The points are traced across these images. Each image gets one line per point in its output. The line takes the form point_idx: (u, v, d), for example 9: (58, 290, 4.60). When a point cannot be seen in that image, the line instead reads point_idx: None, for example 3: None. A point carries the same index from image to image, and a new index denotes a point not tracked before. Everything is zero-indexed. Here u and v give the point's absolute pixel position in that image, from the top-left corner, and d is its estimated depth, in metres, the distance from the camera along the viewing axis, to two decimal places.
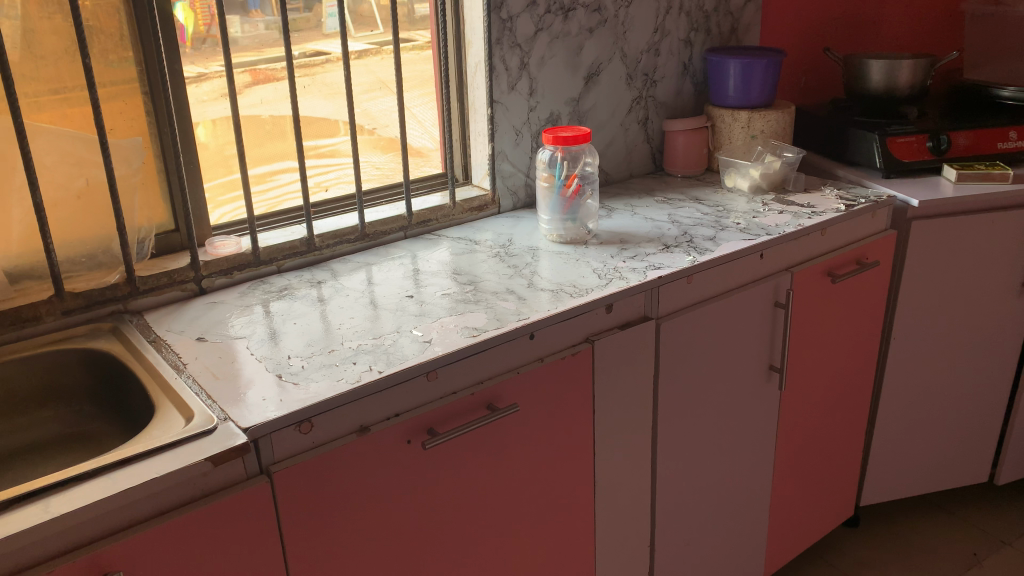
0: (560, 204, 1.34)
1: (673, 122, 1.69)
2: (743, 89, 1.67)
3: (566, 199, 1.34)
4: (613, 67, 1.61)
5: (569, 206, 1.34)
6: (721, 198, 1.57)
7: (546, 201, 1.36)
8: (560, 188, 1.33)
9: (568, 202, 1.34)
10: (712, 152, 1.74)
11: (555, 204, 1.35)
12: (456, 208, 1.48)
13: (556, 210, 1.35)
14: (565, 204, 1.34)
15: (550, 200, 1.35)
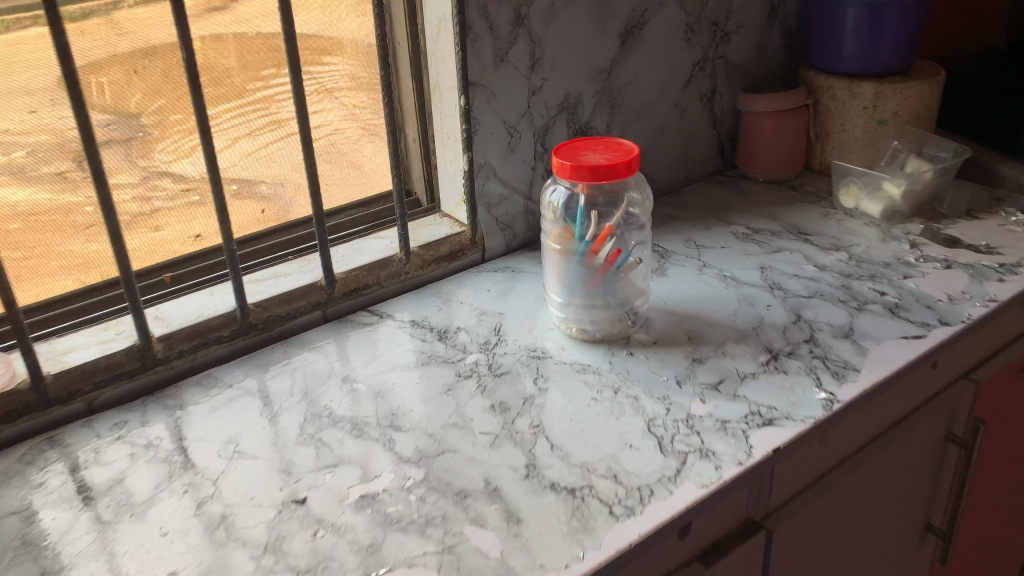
0: (582, 279, 0.76)
1: (754, 98, 1.09)
2: (869, 47, 1.05)
3: (593, 272, 0.76)
4: (666, 13, 1.00)
5: (597, 284, 0.76)
6: (840, 231, 0.98)
7: (558, 274, 0.78)
8: (584, 253, 0.75)
9: (597, 277, 0.76)
10: (812, 143, 1.14)
11: (572, 281, 0.77)
12: (410, 263, 0.90)
13: (576, 290, 0.77)
14: (590, 281, 0.76)
15: (565, 273, 0.77)
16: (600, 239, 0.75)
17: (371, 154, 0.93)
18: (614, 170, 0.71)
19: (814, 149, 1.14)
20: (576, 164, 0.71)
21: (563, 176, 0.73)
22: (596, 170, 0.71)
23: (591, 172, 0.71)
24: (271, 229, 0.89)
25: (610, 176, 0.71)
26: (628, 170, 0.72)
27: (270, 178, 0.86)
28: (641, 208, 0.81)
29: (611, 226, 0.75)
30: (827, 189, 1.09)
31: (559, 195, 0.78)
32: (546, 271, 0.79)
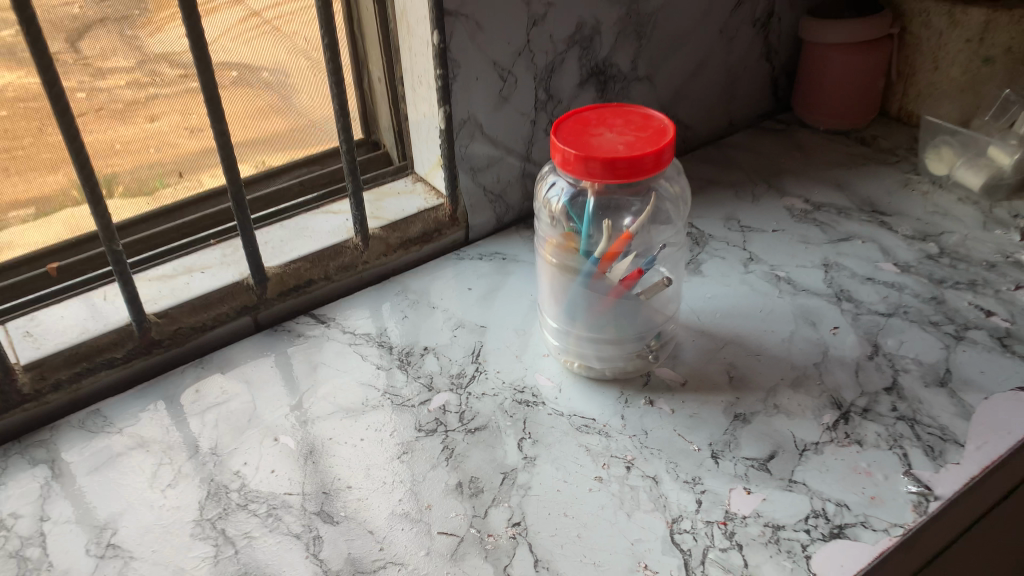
0: (588, 305, 0.56)
1: (823, 26, 0.84)
2: None
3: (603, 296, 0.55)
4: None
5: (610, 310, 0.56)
6: (926, 211, 0.76)
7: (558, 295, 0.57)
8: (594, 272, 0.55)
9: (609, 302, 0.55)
10: (892, 82, 0.89)
11: (577, 307, 0.56)
12: (370, 250, 0.70)
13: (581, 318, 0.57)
14: (599, 308, 0.56)
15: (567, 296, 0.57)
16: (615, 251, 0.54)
17: (320, 103, 0.71)
18: (642, 164, 0.50)
19: (893, 90, 0.90)
20: (586, 156, 0.50)
21: (567, 170, 0.51)
22: (617, 164, 0.49)
23: (608, 167, 0.50)
24: (191, 200, 0.69)
25: (635, 172, 0.50)
26: (660, 162, 0.51)
27: (179, 134, 0.65)
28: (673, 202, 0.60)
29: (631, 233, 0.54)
30: (908, 146, 0.86)
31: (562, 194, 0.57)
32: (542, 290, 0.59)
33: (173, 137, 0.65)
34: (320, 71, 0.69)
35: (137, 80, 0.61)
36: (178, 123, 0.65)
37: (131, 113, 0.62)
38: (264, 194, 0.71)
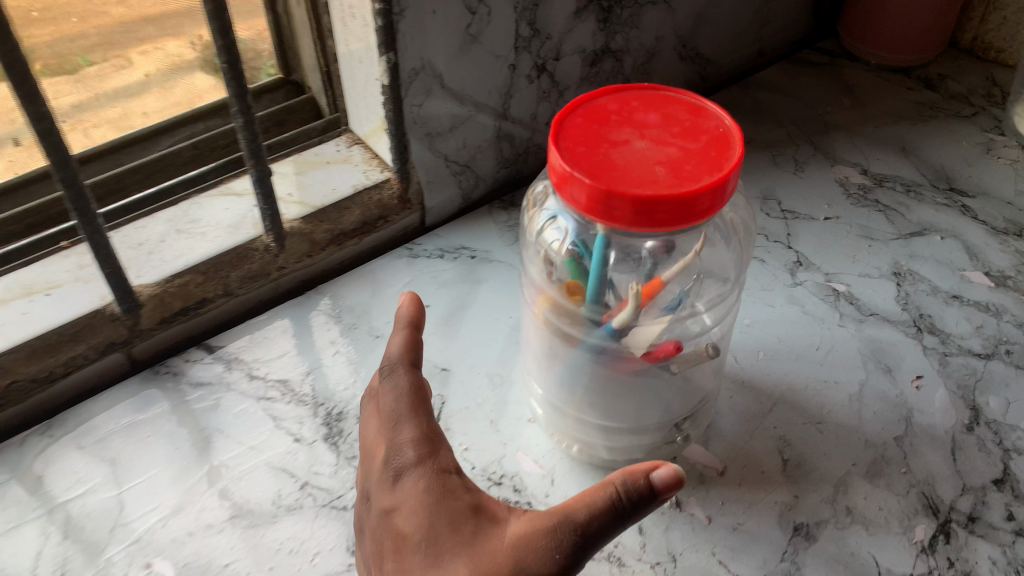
0: (596, 379, 0.39)
1: None
2: None
3: (620, 365, 0.38)
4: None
5: (628, 384, 0.39)
6: (1019, 191, 0.59)
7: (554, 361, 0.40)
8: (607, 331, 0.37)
9: (629, 373, 0.38)
10: (970, 5, 0.70)
11: (580, 379, 0.39)
12: (286, 252, 0.51)
13: (584, 393, 0.40)
14: (613, 380, 0.39)
15: (568, 366, 0.39)
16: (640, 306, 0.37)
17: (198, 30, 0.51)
18: (694, 208, 0.32)
19: (970, 15, 0.70)
20: (609, 191, 0.32)
21: (575, 206, 0.33)
22: (656, 209, 0.32)
23: (641, 212, 0.32)
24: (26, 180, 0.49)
25: (681, 220, 0.32)
26: (719, 202, 0.33)
27: None
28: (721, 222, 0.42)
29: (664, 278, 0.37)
30: (985, 92, 0.68)
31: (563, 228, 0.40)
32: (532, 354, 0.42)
33: None
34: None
35: None
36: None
37: None
38: (138, 164, 0.52)
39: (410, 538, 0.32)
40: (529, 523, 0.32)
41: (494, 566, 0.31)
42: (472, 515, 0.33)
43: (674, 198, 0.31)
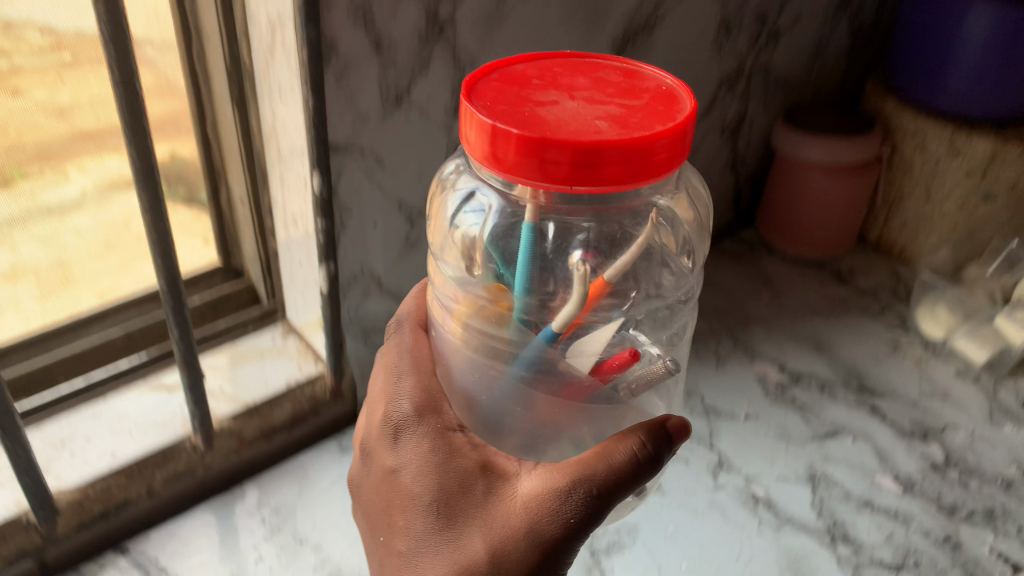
0: (528, 406, 0.39)
1: (805, 144, 0.70)
2: (992, 78, 0.66)
3: (555, 396, 0.39)
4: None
5: (558, 413, 0.39)
6: (922, 393, 0.63)
7: (476, 402, 0.41)
8: (542, 341, 0.38)
9: (563, 403, 0.39)
10: (875, 205, 0.76)
11: (505, 395, 0.40)
12: (212, 452, 0.51)
13: (512, 421, 0.41)
14: (538, 416, 0.40)
15: (493, 392, 0.40)
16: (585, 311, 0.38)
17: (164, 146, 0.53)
18: (648, 155, 0.32)
19: (875, 214, 0.77)
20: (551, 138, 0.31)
21: (506, 171, 0.32)
22: (604, 160, 0.31)
23: (586, 160, 0.31)
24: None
25: (634, 173, 0.32)
26: (675, 148, 0.33)
27: None
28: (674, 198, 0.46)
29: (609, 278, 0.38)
30: (890, 286, 0.73)
31: (478, 204, 0.43)
32: (449, 398, 0.43)
33: None
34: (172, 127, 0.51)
35: None
36: None
37: None
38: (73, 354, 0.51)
39: (419, 499, 0.38)
40: (541, 478, 0.36)
41: (510, 529, 0.36)
42: (483, 471, 0.37)
43: (626, 143, 0.31)
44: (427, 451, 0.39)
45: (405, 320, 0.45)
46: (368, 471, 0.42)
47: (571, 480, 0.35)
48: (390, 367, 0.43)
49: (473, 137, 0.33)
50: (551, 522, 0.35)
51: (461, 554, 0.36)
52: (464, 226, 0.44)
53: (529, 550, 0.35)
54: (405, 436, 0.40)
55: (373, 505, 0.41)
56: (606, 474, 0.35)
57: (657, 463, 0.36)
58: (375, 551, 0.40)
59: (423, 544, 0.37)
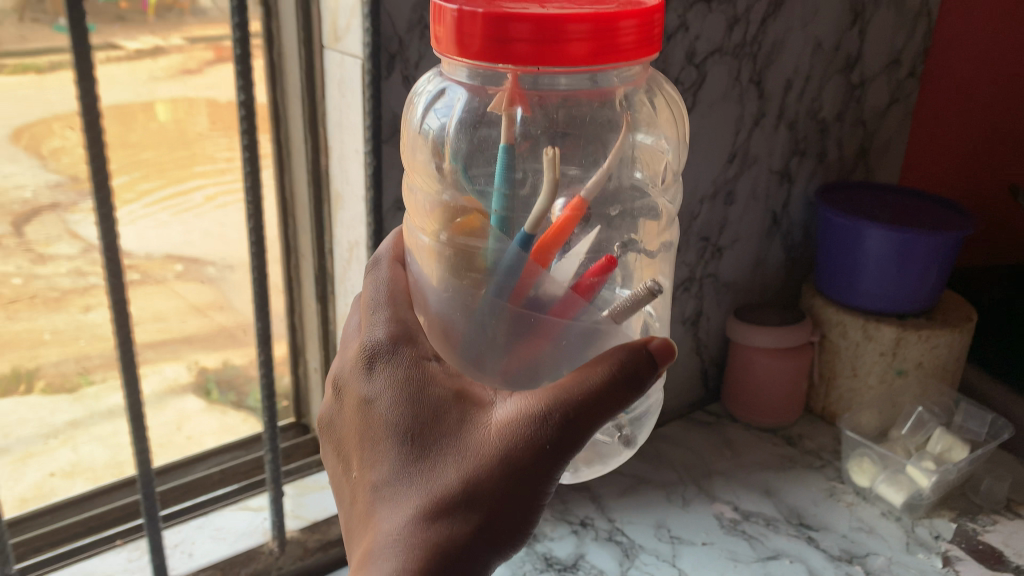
0: (505, 346, 0.46)
1: (752, 332, 0.89)
2: (896, 275, 0.86)
3: (542, 328, 0.45)
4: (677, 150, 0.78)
5: (538, 351, 0.46)
6: (851, 527, 0.77)
7: (450, 329, 0.48)
8: (518, 245, 0.45)
9: (553, 328, 0.45)
10: (815, 382, 0.93)
11: (479, 333, 0.47)
12: (284, 554, 0.67)
13: (492, 353, 0.47)
14: (515, 332, 0.45)
15: (470, 318, 0.46)
16: (562, 224, 0.46)
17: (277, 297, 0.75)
18: (616, 37, 0.41)
19: (816, 390, 0.94)
20: (516, 14, 0.40)
21: (489, 50, 0.41)
22: (567, 31, 0.40)
23: (552, 36, 0.40)
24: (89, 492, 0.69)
25: (594, 41, 0.41)
26: (644, 35, 0.43)
27: None
28: (645, 145, 0.60)
29: (586, 197, 0.46)
30: (831, 448, 0.89)
31: (446, 102, 0.53)
32: (422, 324, 0.51)
33: None
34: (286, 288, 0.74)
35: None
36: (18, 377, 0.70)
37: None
38: (178, 484, 0.71)
39: (401, 424, 0.47)
40: (509, 409, 0.45)
41: (488, 449, 0.45)
42: (460, 399, 0.46)
43: (593, 21, 0.40)
44: (402, 380, 0.47)
45: (383, 256, 0.53)
46: (344, 399, 0.50)
47: (546, 405, 0.44)
48: (373, 297, 0.50)
49: (444, 34, 0.42)
50: (524, 446, 0.44)
51: (439, 479, 0.46)
52: (434, 127, 0.54)
53: (502, 471, 0.45)
54: (379, 365, 0.48)
55: (350, 431, 0.50)
56: (584, 402, 0.43)
57: (641, 388, 0.43)
58: (354, 465, 0.49)
59: (405, 471, 0.46)
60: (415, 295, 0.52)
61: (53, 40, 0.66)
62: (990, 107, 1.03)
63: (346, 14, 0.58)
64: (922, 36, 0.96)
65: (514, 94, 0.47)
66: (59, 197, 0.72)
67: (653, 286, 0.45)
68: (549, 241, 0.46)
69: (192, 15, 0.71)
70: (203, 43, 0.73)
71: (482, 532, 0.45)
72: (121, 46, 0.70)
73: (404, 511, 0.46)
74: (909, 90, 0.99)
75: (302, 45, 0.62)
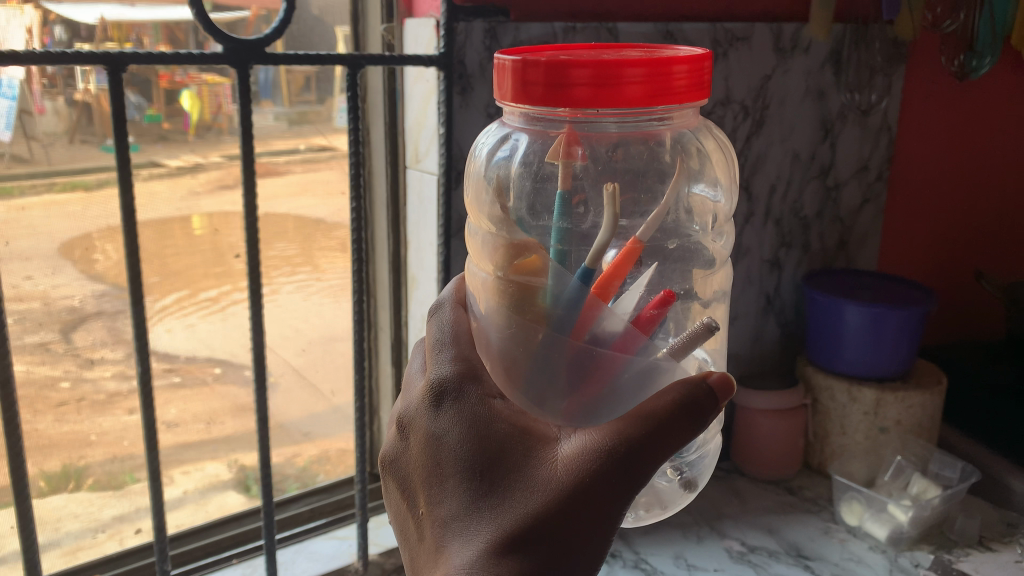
0: (566, 380, 0.54)
1: (753, 395, 1.04)
2: (870, 348, 1.00)
3: (604, 363, 0.53)
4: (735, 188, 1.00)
5: (599, 389, 0.54)
6: (842, 557, 0.91)
7: (512, 366, 0.55)
8: (580, 282, 0.53)
9: (616, 363, 0.53)
10: (811, 440, 1.08)
11: (543, 370, 0.54)
12: (368, 570, 0.88)
13: (554, 391, 0.54)
14: (578, 370, 0.53)
15: (534, 355, 0.53)
16: (620, 264, 0.55)
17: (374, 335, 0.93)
18: (669, 80, 0.49)
19: (813, 447, 1.08)
20: (576, 62, 0.49)
21: (557, 95, 0.49)
22: (624, 77, 0.49)
23: (610, 81, 0.49)
24: (215, 523, 0.91)
25: (647, 86, 0.49)
26: (693, 80, 0.51)
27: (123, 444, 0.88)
28: (700, 195, 0.70)
29: (641, 239, 0.57)
30: (827, 496, 1.03)
31: (510, 144, 0.65)
32: (486, 365, 0.56)
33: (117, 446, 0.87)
34: (372, 352, 0.93)
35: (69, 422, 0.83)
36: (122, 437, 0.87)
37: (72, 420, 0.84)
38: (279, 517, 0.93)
39: (472, 458, 0.52)
40: (574, 440, 0.51)
41: (557, 480, 0.50)
42: (526, 436, 0.52)
43: (646, 66, 0.49)
44: (472, 418, 0.52)
45: (446, 301, 0.61)
46: (413, 435, 0.56)
47: (614, 438, 0.50)
48: (440, 333, 0.57)
49: (510, 84, 0.51)
50: (589, 478, 0.49)
51: (508, 513, 0.50)
52: (500, 163, 0.65)
53: (568, 505, 0.49)
54: (448, 404, 0.53)
55: (419, 468, 0.55)
56: (645, 436, 0.49)
57: (703, 421, 0.50)
58: (425, 500, 0.54)
59: (476, 506, 0.51)
60: (477, 337, 0.58)
61: (102, 159, 0.80)
62: (950, 204, 1.21)
63: (426, 141, 0.80)
64: (886, 147, 1.14)
65: (571, 134, 0.58)
66: (104, 305, 0.83)
67: (709, 324, 0.54)
68: (610, 276, 0.55)
69: (228, 133, 0.86)
70: (241, 160, 0.88)
71: (550, 565, 0.49)
72: (164, 164, 0.84)
73: (474, 544, 0.50)
74: (878, 191, 1.16)
75: (389, 164, 0.84)
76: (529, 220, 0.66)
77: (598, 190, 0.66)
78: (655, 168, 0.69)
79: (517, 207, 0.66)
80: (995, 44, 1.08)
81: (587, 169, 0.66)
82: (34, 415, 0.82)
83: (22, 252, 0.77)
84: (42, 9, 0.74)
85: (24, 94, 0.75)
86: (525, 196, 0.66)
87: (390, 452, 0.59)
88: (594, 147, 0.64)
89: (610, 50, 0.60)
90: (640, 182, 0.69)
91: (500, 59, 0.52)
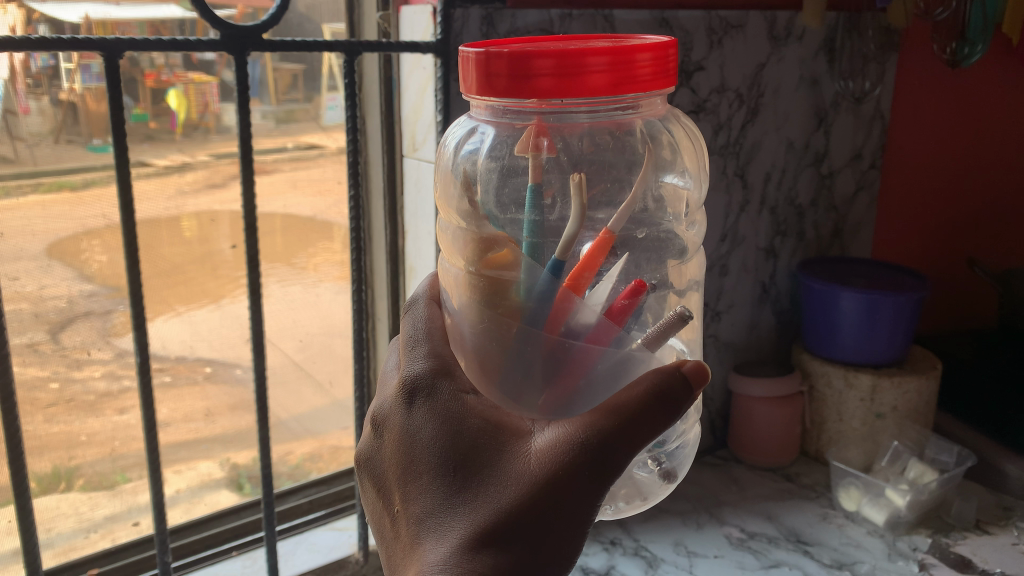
0: (540, 374, 0.52)
1: (749, 384, 1.03)
2: (865, 335, 1.00)
3: (577, 358, 0.51)
4: (720, 184, 0.99)
5: (574, 382, 0.52)
6: (841, 541, 0.91)
7: (487, 362, 0.53)
8: (551, 274, 0.51)
9: (590, 355, 0.51)
10: (807, 427, 1.09)
11: (517, 365, 0.52)
12: (369, 562, 0.91)
13: (530, 385, 0.52)
14: (553, 364, 0.51)
15: (508, 351, 0.52)
16: (595, 254, 0.53)
17: (373, 325, 0.94)
18: (633, 69, 0.48)
19: (809, 434, 1.09)
20: (538, 52, 0.47)
21: (515, 85, 0.48)
22: (587, 66, 0.47)
23: (574, 69, 0.47)
24: (217, 515, 0.93)
25: (612, 72, 0.48)
26: (658, 68, 0.50)
27: (115, 443, 0.87)
28: (671, 185, 0.68)
29: (613, 229, 0.54)
30: (824, 483, 1.04)
31: (477, 136, 0.62)
32: (460, 361, 0.55)
33: (108, 446, 0.87)
34: (369, 344, 0.93)
35: (57, 425, 0.83)
36: (114, 434, 0.87)
37: (62, 417, 0.83)
38: (280, 509, 0.95)
39: (446, 455, 0.51)
40: (548, 435, 0.49)
41: (532, 476, 0.48)
42: (500, 431, 0.50)
43: (609, 54, 0.47)
44: (443, 416, 0.51)
45: (420, 298, 0.59)
46: (389, 433, 0.55)
47: (587, 432, 0.48)
48: (410, 335, 0.56)
49: (474, 76, 0.50)
50: (561, 472, 0.48)
51: (482, 508, 0.49)
52: (468, 153, 0.62)
53: (540, 500, 0.48)
54: (420, 402, 0.53)
55: (395, 465, 0.54)
56: (617, 427, 0.47)
57: (679, 411, 0.48)
58: (400, 497, 0.53)
59: (450, 503, 0.50)
60: (451, 333, 0.57)
61: (88, 159, 0.78)
62: (941, 190, 1.22)
63: (423, 130, 0.80)
64: (879, 134, 1.15)
65: (541, 125, 0.56)
66: (93, 305, 0.81)
67: (683, 311, 0.52)
68: (581, 269, 0.52)
69: (215, 133, 0.84)
70: (228, 158, 0.86)
71: (522, 564, 0.48)
72: (151, 163, 0.82)
73: (449, 540, 0.50)
74: (872, 179, 1.17)
75: (386, 152, 0.85)
76: (499, 213, 0.64)
77: (564, 181, 0.65)
78: (624, 158, 0.67)
79: (487, 201, 0.64)
80: (987, 31, 1.06)
81: (557, 162, 0.64)
82: (23, 417, 0.81)
83: (10, 250, 0.75)
84: (26, 8, 0.72)
85: (9, 93, 0.73)
86: (492, 188, 0.64)
87: (368, 449, 0.58)
88: (566, 139, 0.62)
89: (584, 40, 0.59)
90: (608, 172, 0.67)
91: (463, 50, 0.51)
